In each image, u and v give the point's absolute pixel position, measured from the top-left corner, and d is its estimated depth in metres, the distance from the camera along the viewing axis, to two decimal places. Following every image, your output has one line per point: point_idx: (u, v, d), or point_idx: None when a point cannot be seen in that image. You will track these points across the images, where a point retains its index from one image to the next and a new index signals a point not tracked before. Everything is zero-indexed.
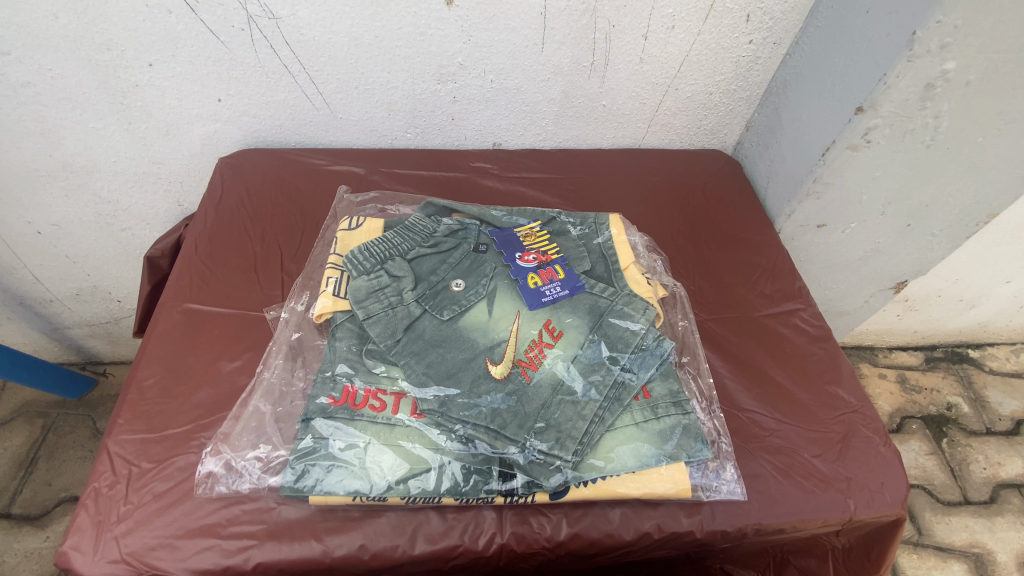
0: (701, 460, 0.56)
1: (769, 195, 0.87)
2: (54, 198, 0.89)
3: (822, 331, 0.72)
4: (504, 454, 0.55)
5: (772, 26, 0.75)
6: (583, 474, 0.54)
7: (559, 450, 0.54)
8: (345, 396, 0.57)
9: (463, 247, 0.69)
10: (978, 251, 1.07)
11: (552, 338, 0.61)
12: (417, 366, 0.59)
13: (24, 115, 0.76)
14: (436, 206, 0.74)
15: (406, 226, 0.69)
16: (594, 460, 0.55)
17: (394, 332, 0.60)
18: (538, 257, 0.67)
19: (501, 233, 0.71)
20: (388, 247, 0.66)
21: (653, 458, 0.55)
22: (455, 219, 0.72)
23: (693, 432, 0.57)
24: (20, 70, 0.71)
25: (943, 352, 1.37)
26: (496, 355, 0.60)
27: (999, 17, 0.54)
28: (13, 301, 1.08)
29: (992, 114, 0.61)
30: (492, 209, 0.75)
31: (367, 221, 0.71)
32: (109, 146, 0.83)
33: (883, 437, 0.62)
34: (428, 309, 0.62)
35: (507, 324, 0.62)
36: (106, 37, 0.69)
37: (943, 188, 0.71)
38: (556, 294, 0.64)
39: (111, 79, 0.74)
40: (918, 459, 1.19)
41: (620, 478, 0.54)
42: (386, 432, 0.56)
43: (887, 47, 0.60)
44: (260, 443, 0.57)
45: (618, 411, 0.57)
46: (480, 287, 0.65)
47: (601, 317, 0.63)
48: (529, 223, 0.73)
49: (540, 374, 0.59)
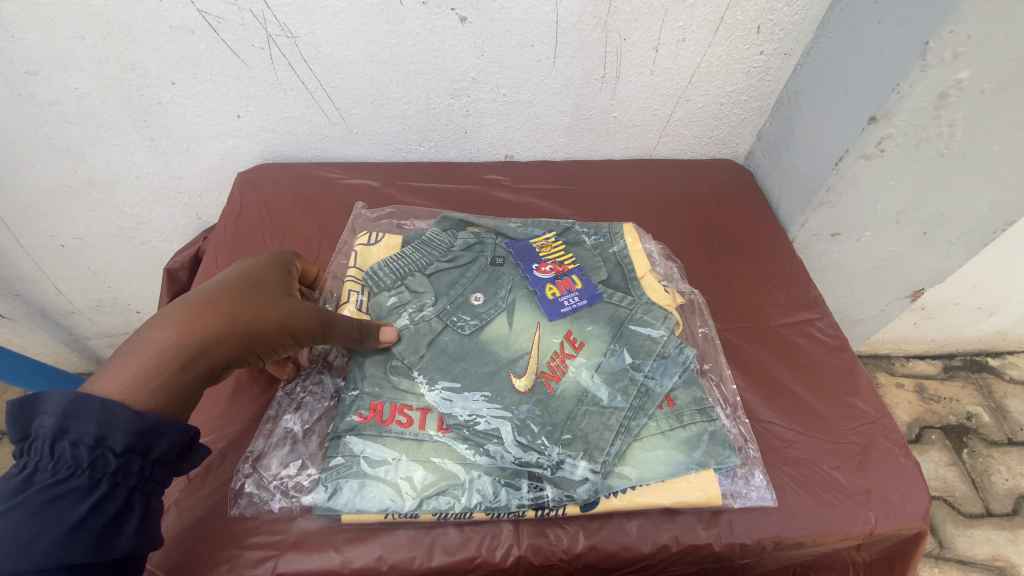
0: (730, 467, 0.56)
1: (782, 205, 0.87)
2: (78, 212, 0.92)
3: (838, 340, 0.71)
4: (531, 465, 0.55)
5: (783, 37, 0.75)
6: (614, 484, 0.54)
7: (586, 462, 0.54)
8: (373, 412, 0.57)
9: (481, 260, 0.69)
10: (997, 258, 1.05)
11: (574, 348, 0.62)
12: (443, 381, 0.59)
13: (51, 132, 0.79)
14: (450, 216, 0.75)
15: (423, 240, 0.70)
16: (623, 470, 0.55)
17: (417, 347, 0.61)
18: (555, 267, 0.68)
19: (517, 242, 0.71)
20: (409, 260, 0.67)
21: (679, 466, 0.55)
22: (471, 232, 0.73)
23: (720, 438, 0.57)
24: (47, 89, 0.74)
25: (962, 360, 1.35)
26: (519, 368, 0.60)
27: (1014, 27, 0.54)
28: (36, 312, 1.11)
29: (1009, 122, 0.61)
30: (507, 221, 0.76)
31: (385, 238, 0.72)
32: (132, 161, 0.85)
33: (903, 449, 0.61)
34: (450, 323, 0.63)
35: (528, 335, 0.63)
36: (130, 57, 0.71)
37: (961, 195, 0.71)
38: (575, 304, 0.65)
39: (136, 97, 0.76)
40: (938, 470, 1.17)
41: (648, 487, 0.55)
42: (415, 445, 0.56)
43: (899, 58, 0.61)
44: (292, 461, 0.59)
45: (641, 420, 0.57)
46: (500, 299, 0.65)
47: (622, 326, 0.63)
48: (545, 232, 0.74)
49: (563, 385, 0.59)
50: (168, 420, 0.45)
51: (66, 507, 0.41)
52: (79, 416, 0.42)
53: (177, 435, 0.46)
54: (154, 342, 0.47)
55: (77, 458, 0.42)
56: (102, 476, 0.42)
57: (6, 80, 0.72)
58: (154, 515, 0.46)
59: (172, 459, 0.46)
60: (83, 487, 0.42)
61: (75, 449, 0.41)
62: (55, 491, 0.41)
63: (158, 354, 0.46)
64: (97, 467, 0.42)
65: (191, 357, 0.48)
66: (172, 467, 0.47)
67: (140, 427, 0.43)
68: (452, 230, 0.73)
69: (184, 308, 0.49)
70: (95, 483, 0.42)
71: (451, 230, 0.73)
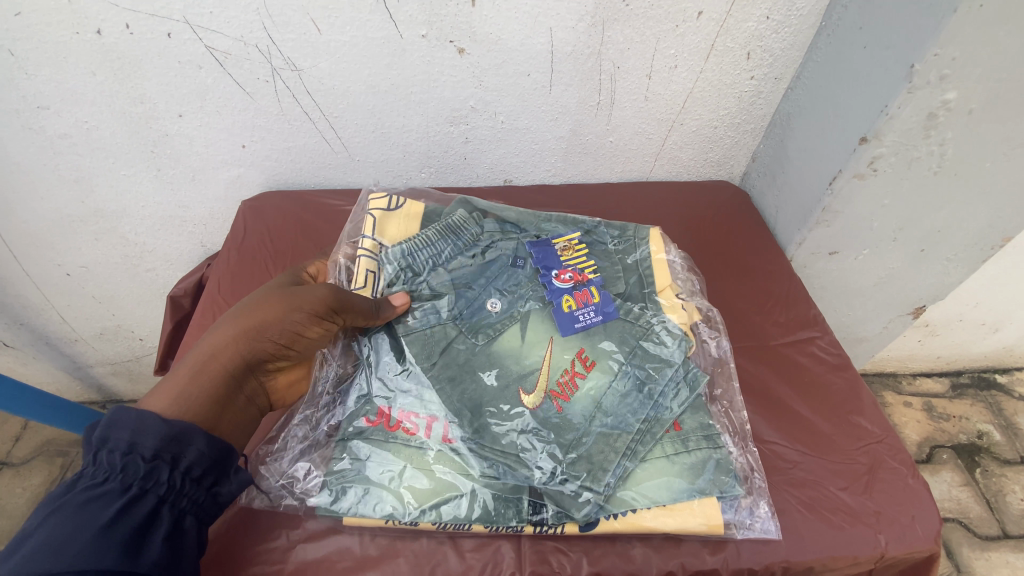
0: (735, 497, 0.55)
1: (780, 225, 0.87)
2: (85, 242, 0.93)
3: (840, 358, 0.71)
4: (534, 483, 0.54)
5: (772, 62, 0.77)
6: (614, 508, 0.54)
7: (591, 485, 0.54)
8: (381, 416, 0.57)
9: (502, 262, 0.69)
10: (998, 274, 1.06)
11: (586, 366, 0.61)
12: (452, 393, 0.57)
13: (60, 164, 0.81)
14: (471, 204, 0.75)
15: (444, 230, 0.69)
16: (625, 494, 0.54)
17: (429, 353, 0.59)
18: (575, 276, 0.67)
19: (541, 245, 0.71)
20: (428, 254, 0.66)
21: (684, 492, 0.54)
22: (496, 228, 0.72)
23: (726, 467, 0.56)
24: (58, 123, 0.76)
25: (969, 378, 1.35)
26: (528, 385, 0.59)
27: (996, 50, 0.56)
28: (40, 340, 1.12)
29: (999, 140, 0.63)
30: (534, 221, 0.75)
31: (407, 205, 0.73)
32: (139, 191, 0.87)
33: (910, 468, 0.61)
34: (463, 331, 0.62)
35: (540, 349, 0.62)
36: (140, 91, 0.74)
37: (956, 213, 0.73)
38: (590, 319, 0.64)
39: (144, 130, 0.78)
40: (951, 491, 1.15)
41: (649, 511, 0.54)
42: (420, 457, 0.56)
43: (886, 81, 0.62)
44: (297, 462, 0.58)
45: (648, 444, 0.56)
46: (514, 312, 0.65)
47: (637, 344, 0.63)
48: (570, 235, 0.73)
49: (573, 404, 0.59)
50: (193, 430, 0.51)
51: (99, 509, 0.47)
52: (116, 425, 0.49)
53: (204, 446, 0.51)
54: (191, 359, 0.56)
55: (114, 462, 0.48)
56: (135, 480, 0.48)
57: (18, 115, 0.74)
58: (180, 530, 0.50)
59: (201, 472, 0.51)
60: (116, 491, 0.48)
61: (112, 455, 0.48)
62: (93, 494, 0.47)
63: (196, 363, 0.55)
64: (129, 473, 0.48)
65: (212, 366, 0.55)
66: (199, 483, 0.51)
67: (166, 437, 0.49)
68: (478, 220, 0.73)
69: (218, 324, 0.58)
70: (128, 488, 0.48)
71: (477, 218, 0.73)
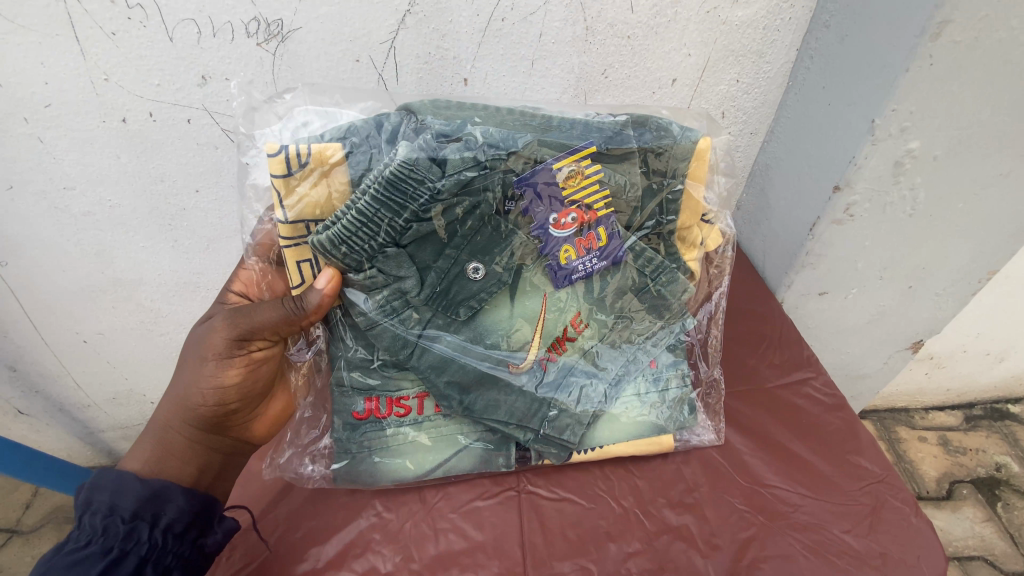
0: (687, 423, 0.68)
1: (767, 268, 0.87)
2: (102, 310, 0.98)
3: (836, 399, 0.72)
4: (519, 437, 0.64)
5: (746, 119, 0.83)
6: (588, 444, 0.65)
7: (570, 435, 0.63)
8: (369, 411, 0.62)
9: (483, 210, 0.52)
10: (994, 305, 1.08)
11: (576, 332, 0.62)
12: (439, 379, 0.60)
13: (83, 239, 0.86)
14: (418, 113, 0.53)
15: (382, 188, 0.47)
16: (597, 433, 0.66)
17: (405, 342, 0.58)
18: (580, 217, 0.55)
19: (529, 180, 0.52)
20: (370, 236, 0.50)
21: (651, 429, 0.67)
22: (462, 153, 0.49)
23: (683, 401, 0.68)
24: (83, 202, 0.81)
25: (982, 409, 1.34)
26: (518, 359, 0.61)
27: (951, 102, 0.60)
28: (54, 407, 1.15)
29: (969, 182, 0.68)
30: (520, 132, 0.52)
31: (316, 153, 0.49)
32: (156, 261, 0.92)
33: (913, 507, 0.61)
34: (439, 310, 0.57)
35: (531, 317, 0.60)
36: (160, 171, 0.79)
37: (939, 250, 0.77)
38: (590, 268, 0.58)
39: (162, 205, 0.84)
40: (974, 528, 1.12)
41: (616, 445, 0.66)
42: (415, 430, 0.64)
43: (851, 134, 0.66)
44: (312, 456, 0.68)
45: (623, 386, 0.66)
46: (501, 278, 0.57)
47: (636, 294, 0.63)
48: (584, 149, 0.53)
49: (557, 364, 0.63)
50: (169, 485, 0.60)
51: (83, 571, 0.53)
52: (99, 488, 0.58)
53: (182, 501, 0.60)
54: (155, 425, 0.64)
55: (96, 524, 0.56)
56: (115, 540, 0.55)
57: (46, 197, 0.80)
58: None
59: (181, 526, 0.59)
60: (98, 552, 0.54)
61: (94, 518, 0.56)
62: (76, 558, 0.54)
63: (158, 431, 0.63)
64: (110, 535, 0.55)
65: (169, 434, 0.63)
66: (181, 538, 0.59)
67: (144, 495, 0.58)
68: (435, 142, 0.50)
69: (169, 391, 0.65)
70: (108, 549, 0.55)
71: (438, 140, 0.50)
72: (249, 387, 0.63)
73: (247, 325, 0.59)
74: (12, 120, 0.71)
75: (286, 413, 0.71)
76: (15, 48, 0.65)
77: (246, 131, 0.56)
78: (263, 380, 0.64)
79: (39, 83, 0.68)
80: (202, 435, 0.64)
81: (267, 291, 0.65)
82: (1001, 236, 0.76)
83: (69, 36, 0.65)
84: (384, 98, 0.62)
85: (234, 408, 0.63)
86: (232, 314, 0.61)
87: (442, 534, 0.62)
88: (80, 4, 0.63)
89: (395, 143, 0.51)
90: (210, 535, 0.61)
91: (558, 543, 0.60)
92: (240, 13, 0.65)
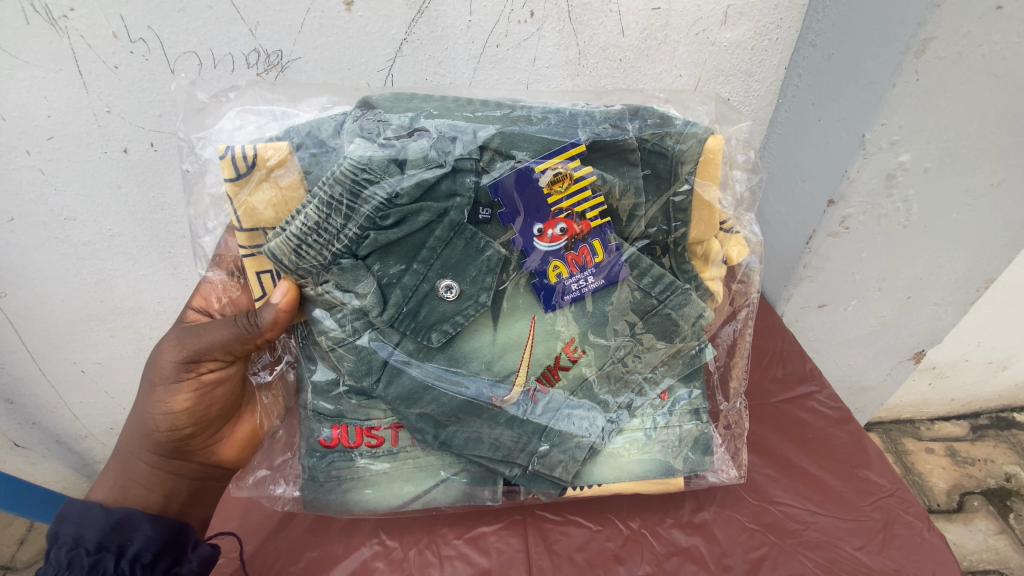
0: (704, 468, 0.63)
1: (766, 280, 0.87)
2: (100, 338, 0.97)
3: (842, 413, 0.72)
4: (507, 473, 0.61)
5: None
6: (581, 481, 0.62)
7: (562, 472, 0.60)
8: (338, 439, 0.59)
9: (447, 221, 0.51)
10: (993, 313, 1.08)
11: (570, 361, 0.59)
12: (409, 412, 0.57)
13: (83, 269, 0.86)
14: (376, 108, 0.52)
15: (331, 190, 0.47)
16: (593, 472, 0.62)
17: (370, 368, 0.55)
18: (568, 231, 0.53)
19: (505, 182, 0.50)
20: (323, 243, 0.48)
21: (657, 468, 0.63)
22: (424, 154, 0.49)
23: (697, 442, 0.64)
24: (84, 231, 0.82)
25: (988, 419, 1.33)
26: (502, 391, 0.58)
27: (938, 116, 0.61)
28: (50, 439, 1.13)
29: (961, 193, 0.69)
30: (485, 125, 0.51)
31: (261, 156, 0.49)
32: (155, 289, 0.92)
33: (926, 521, 0.60)
34: (408, 333, 0.54)
35: (517, 344, 0.58)
36: (161, 200, 0.80)
37: (935, 260, 0.77)
38: (582, 287, 0.55)
39: (162, 233, 0.84)
40: (988, 540, 1.11)
41: (617, 484, 0.63)
42: (389, 461, 0.60)
43: (841, 148, 0.67)
44: (285, 480, 0.68)
45: (628, 419, 0.62)
46: (478, 300, 0.54)
47: (643, 319, 0.59)
48: (572, 148, 0.50)
49: (548, 396, 0.60)
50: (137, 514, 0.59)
51: None
52: (64, 520, 0.57)
53: (149, 529, 0.59)
54: (119, 451, 0.64)
55: (61, 558, 0.55)
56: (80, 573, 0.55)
57: (46, 227, 0.80)
58: None
59: (149, 554, 0.58)
60: None
61: (59, 551, 0.55)
62: None
63: (121, 458, 0.63)
64: (75, 567, 0.55)
65: (131, 461, 0.63)
66: (150, 569, 0.57)
67: (109, 524, 0.58)
68: (396, 142, 0.49)
69: (130, 418, 0.64)
70: None
71: (397, 136, 0.50)
72: (204, 411, 0.62)
73: (194, 347, 0.58)
74: (14, 153, 0.71)
75: (255, 438, 0.68)
76: (19, 82, 0.66)
77: (186, 134, 0.55)
78: (219, 404, 0.62)
79: (41, 116, 0.69)
80: (166, 461, 0.63)
81: (228, 305, 0.62)
82: (995, 245, 0.76)
83: (72, 70, 0.66)
84: (343, 93, 0.60)
85: (190, 432, 0.62)
86: (180, 336, 0.60)
87: (447, 561, 0.60)
88: (83, 39, 0.64)
89: (347, 143, 0.50)
90: (182, 565, 0.60)
91: (565, 568, 0.59)
92: (240, 45, 0.67)
